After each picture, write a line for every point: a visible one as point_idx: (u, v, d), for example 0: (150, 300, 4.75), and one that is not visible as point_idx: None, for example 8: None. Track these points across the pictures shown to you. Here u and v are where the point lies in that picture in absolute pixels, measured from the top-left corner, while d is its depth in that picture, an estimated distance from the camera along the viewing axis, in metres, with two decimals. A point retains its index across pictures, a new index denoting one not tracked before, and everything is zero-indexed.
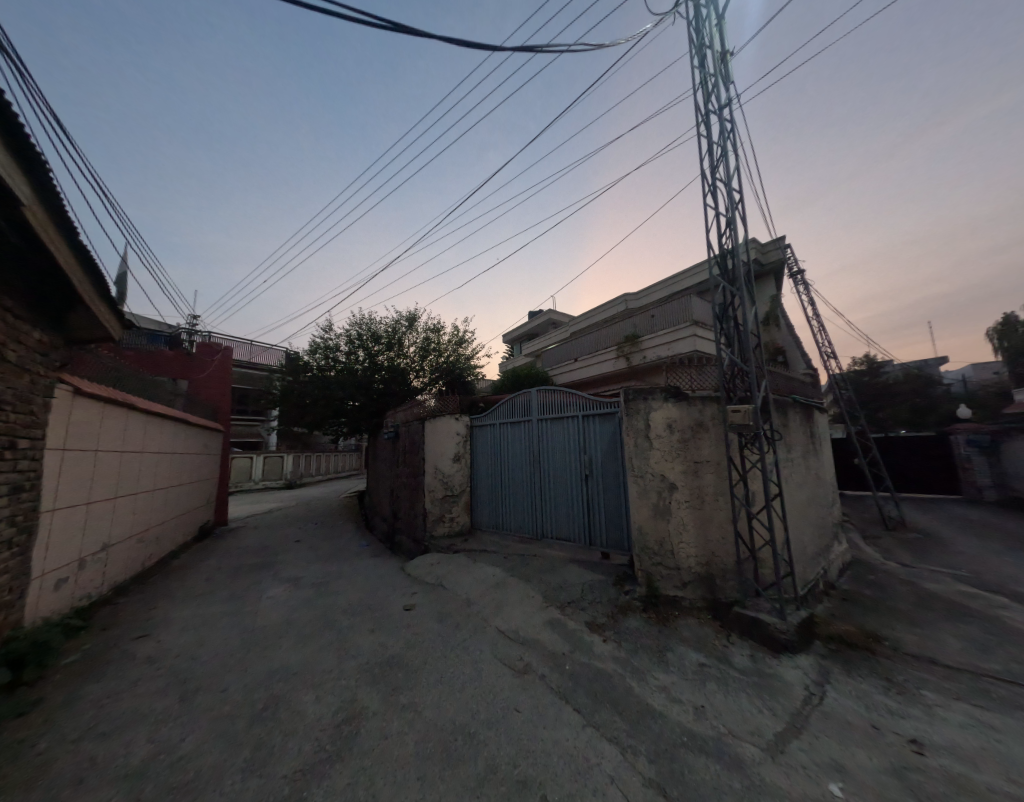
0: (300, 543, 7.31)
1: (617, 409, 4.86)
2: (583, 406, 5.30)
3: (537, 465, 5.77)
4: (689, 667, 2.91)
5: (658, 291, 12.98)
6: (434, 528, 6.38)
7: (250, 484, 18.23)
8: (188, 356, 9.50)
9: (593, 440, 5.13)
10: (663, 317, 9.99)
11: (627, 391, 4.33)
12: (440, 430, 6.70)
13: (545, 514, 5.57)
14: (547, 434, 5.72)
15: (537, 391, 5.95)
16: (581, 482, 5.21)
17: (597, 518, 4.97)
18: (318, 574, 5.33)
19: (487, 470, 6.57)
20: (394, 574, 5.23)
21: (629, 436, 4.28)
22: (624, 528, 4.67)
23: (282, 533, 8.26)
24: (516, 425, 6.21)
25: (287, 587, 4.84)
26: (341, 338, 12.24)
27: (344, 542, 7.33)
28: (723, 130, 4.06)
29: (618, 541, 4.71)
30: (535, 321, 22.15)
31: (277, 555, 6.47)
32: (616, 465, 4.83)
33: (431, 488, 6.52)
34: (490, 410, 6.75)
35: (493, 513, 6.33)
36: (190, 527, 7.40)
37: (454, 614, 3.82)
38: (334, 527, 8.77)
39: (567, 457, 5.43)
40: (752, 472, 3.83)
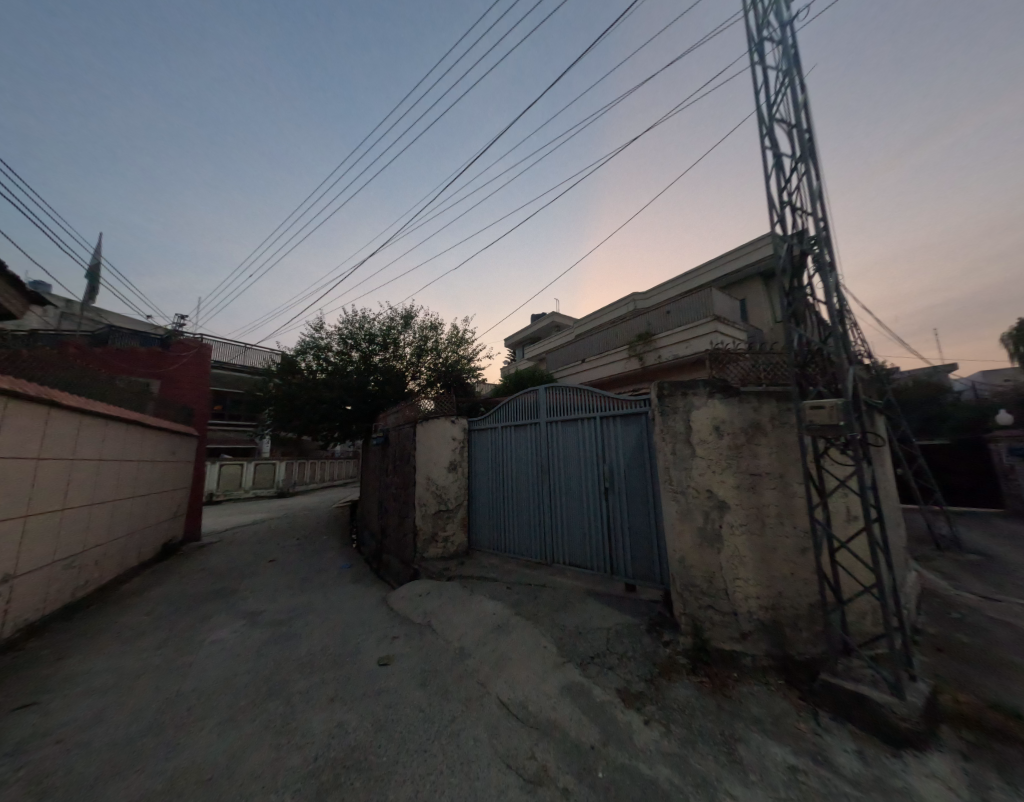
0: (275, 564, 6.43)
1: (646, 410, 4.01)
2: (600, 405, 4.46)
3: (546, 476, 4.90)
4: (779, 777, 2.00)
5: (669, 289, 12.20)
6: (426, 549, 5.48)
7: (240, 493, 17.38)
8: (159, 353, 8.75)
9: (615, 446, 4.27)
10: (680, 312, 9.18)
11: (659, 386, 3.51)
12: (433, 434, 5.84)
13: (556, 536, 4.68)
14: (557, 439, 4.87)
15: (546, 388, 5.10)
16: (599, 498, 4.34)
17: (622, 543, 4.09)
18: (284, 608, 4.44)
19: (488, 481, 5.70)
20: (375, 609, 4.33)
21: (664, 442, 3.42)
22: (657, 556, 3.79)
23: (258, 550, 7.37)
24: (521, 429, 5.36)
25: (243, 626, 3.96)
26: (332, 337, 11.45)
27: (325, 562, 6.44)
28: (786, 52, 3.15)
29: (647, 572, 3.82)
30: (538, 323, 21.43)
31: (245, 579, 5.59)
32: (645, 477, 3.96)
33: (422, 502, 5.64)
34: (490, 412, 5.90)
35: (495, 533, 5.45)
36: (151, 544, 6.53)
37: (444, 674, 2.93)
38: (318, 543, 7.89)
39: (582, 467, 4.56)
40: (835, 489, 2.93)
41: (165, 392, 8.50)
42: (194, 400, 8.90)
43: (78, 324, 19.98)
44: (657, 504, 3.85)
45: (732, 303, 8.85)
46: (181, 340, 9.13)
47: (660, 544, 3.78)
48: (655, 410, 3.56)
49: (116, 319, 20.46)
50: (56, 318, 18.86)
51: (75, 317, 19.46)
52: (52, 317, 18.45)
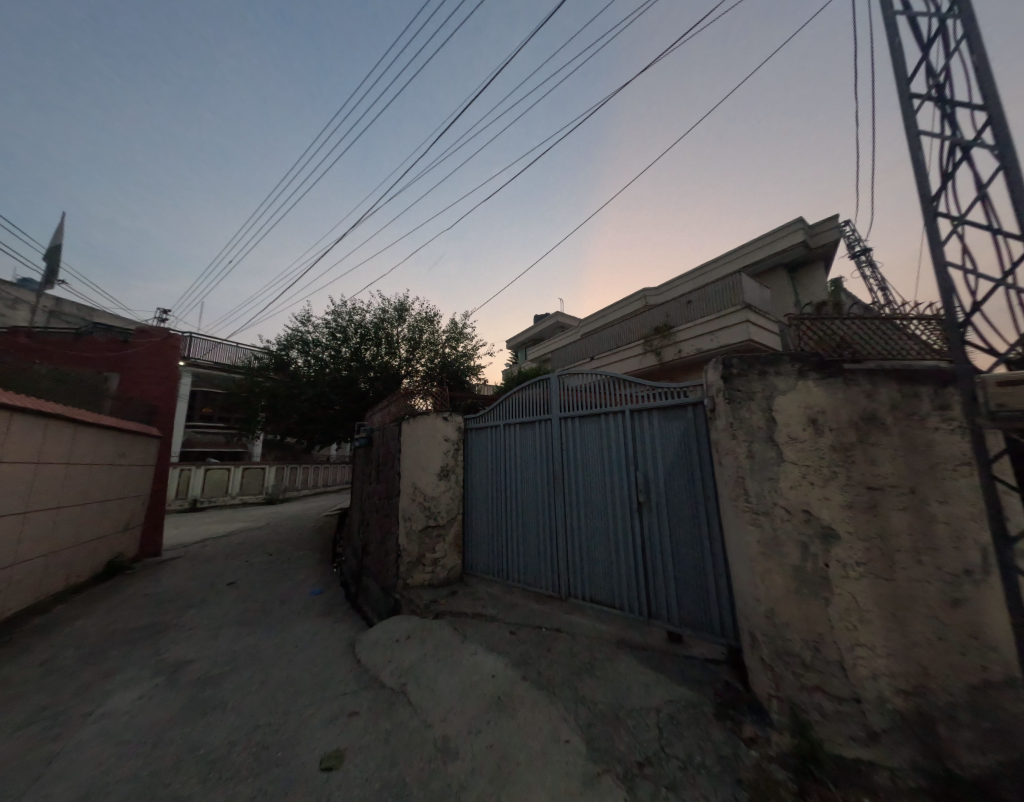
0: (234, 588, 5.42)
1: (693, 400, 3.06)
2: (628, 396, 3.52)
3: (559, 486, 3.92)
4: None
5: (686, 280, 11.21)
6: (410, 575, 4.48)
7: (227, 498, 16.43)
8: (120, 342, 7.78)
9: (650, 447, 3.31)
10: (703, 301, 8.21)
11: (723, 363, 2.54)
12: (422, 434, 4.86)
13: (573, 563, 3.69)
14: (573, 439, 3.90)
15: (559, 377, 4.14)
16: (628, 516, 3.37)
17: (661, 576, 3.12)
18: (220, 659, 3.41)
19: (486, 491, 4.71)
20: (337, 660, 3.31)
21: (732, 441, 2.44)
22: (714, 598, 2.80)
23: (221, 569, 6.37)
24: (527, 427, 4.39)
25: (155, 689, 2.95)
26: (320, 330, 10.52)
27: (294, 586, 5.42)
28: None
29: (702, 617, 2.86)
30: (541, 324, 20.58)
31: (190, 611, 4.57)
32: (694, 488, 3.00)
33: (407, 516, 4.65)
34: (490, 407, 4.93)
35: (495, 555, 4.46)
36: (88, 563, 5.53)
37: (416, 793, 1.92)
38: (292, 560, 6.88)
39: (605, 475, 3.58)
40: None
41: (124, 389, 7.52)
42: (160, 396, 7.89)
43: (65, 322, 19.11)
44: (713, 525, 2.88)
45: (763, 291, 7.87)
46: (148, 329, 8.14)
47: (718, 581, 2.81)
48: (715, 396, 2.60)
49: (105, 316, 19.66)
50: (43, 317, 18.03)
51: (62, 315, 18.64)
52: (38, 315, 17.60)
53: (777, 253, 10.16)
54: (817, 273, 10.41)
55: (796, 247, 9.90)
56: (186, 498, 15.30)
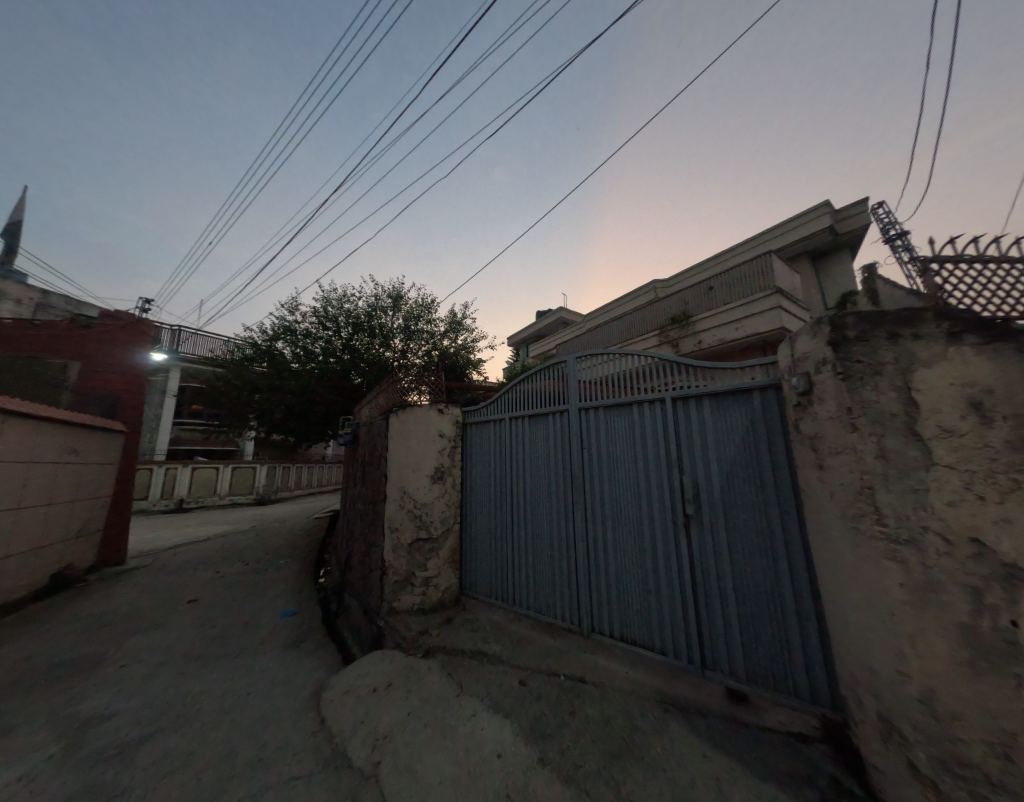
0: (195, 607, 4.68)
1: (762, 384, 2.36)
2: (668, 380, 2.81)
3: (578, 492, 3.19)
4: None
5: (701, 268, 10.48)
6: (398, 597, 3.73)
7: (215, 499, 15.65)
8: (82, 327, 6.99)
9: (697, 444, 2.60)
10: (727, 286, 7.50)
11: (830, 324, 1.79)
12: (413, 429, 4.09)
13: (597, 590, 2.96)
14: (596, 434, 3.17)
15: (578, 360, 3.42)
16: (670, 534, 2.63)
17: (716, 613, 2.39)
18: (146, 715, 2.66)
19: (488, 497, 3.98)
20: (294, 720, 2.55)
21: (849, 434, 1.70)
22: (795, 643, 2.13)
23: (187, 582, 5.63)
24: (538, 420, 3.65)
25: (42, 766, 2.19)
26: (308, 320, 9.77)
27: (264, 606, 4.68)
28: None
29: (779, 667, 2.17)
30: (544, 320, 19.85)
31: (134, 638, 3.83)
32: (764, 497, 2.31)
33: (393, 526, 3.89)
34: (492, 398, 4.19)
35: (499, 575, 3.72)
36: (26, 578, 4.78)
37: None
38: (269, 571, 6.13)
39: (638, 480, 2.85)
40: None
41: (83, 379, 6.73)
42: (123, 389, 7.08)
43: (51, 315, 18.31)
44: (791, 545, 2.19)
45: (793, 274, 7.13)
46: (116, 314, 7.36)
47: (801, 621, 2.13)
48: (817, 373, 1.85)
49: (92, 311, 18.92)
50: (30, 310, 17.33)
51: (50, 308, 17.89)
52: (25, 308, 16.93)
53: (800, 239, 9.44)
54: (842, 263, 9.70)
55: (823, 233, 9.18)
56: (172, 498, 14.57)
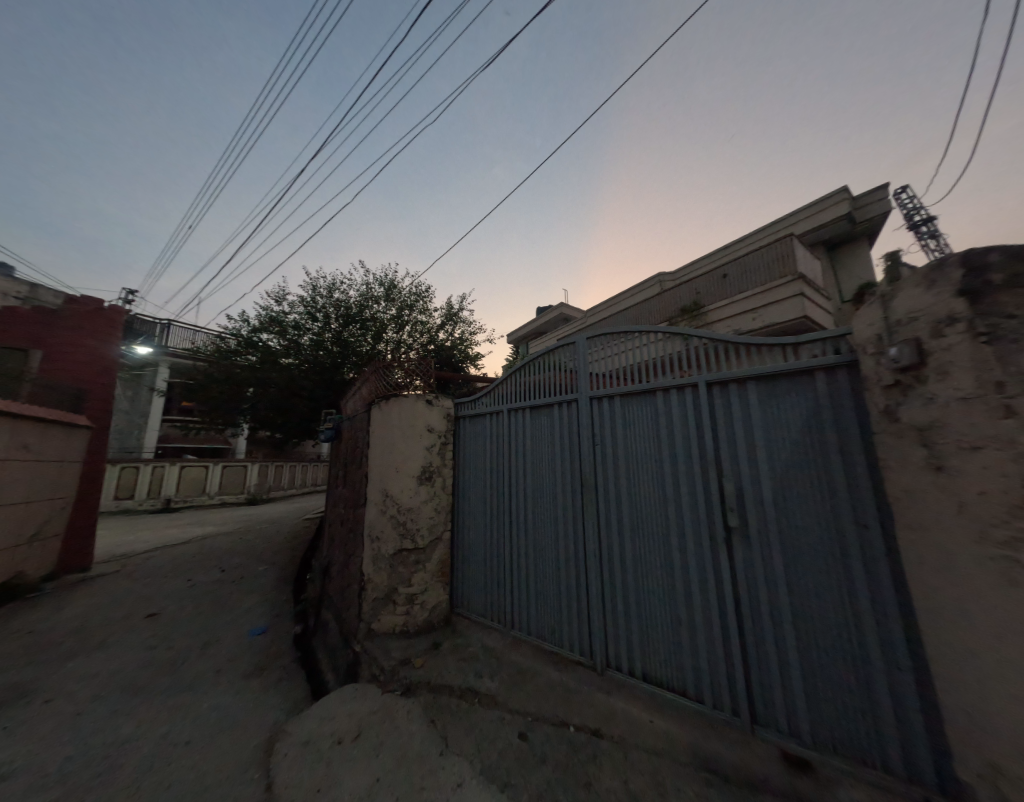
0: (154, 623, 4.16)
1: (826, 364, 1.88)
2: (703, 362, 2.31)
3: (590, 496, 2.68)
4: None
5: (709, 258, 9.96)
6: (379, 617, 3.21)
7: (204, 498, 15.11)
8: (47, 314, 6.44)
9: (741, 440, 2.09)
10: (743, 274, 6.99)
11: (961, 268, 1.27)
12: (398, 422, 3.57)
13: (613, 616, 2.46)
14: (611, 427, 2.66)
15: (589, 341, 2.92)
16: (708, 550, 2.12)
17: (769, 654, 1.89)
18: (53, 775, 2.14)
19: (483, 501, 3.48)
20: (236, 785, 2.03)
21: (996, 421, 1.18)
22: (880, 696, 1.64)
23: (154, 592, 5.11)
24: (541, 411, 3.14)
25: None
26: (297, 310, 9.21)
27: (232, 622, 4.16)
28: None
29: (858, 725, 1.67)
30: (545, 316, 19.32)
31: (71, 665, 3.30)
32: (833, 509, 1.81)
33: (374, 533, 3.37)
34: (488, 388, 3.69)
35: (496, 591, 3.21)
36: None
37: None
38: (245, 579, 5.61)
39: (663, 483, 2.35)
40: None
41: (46, 368, 6.22)
42: (90, 380, 6.53)
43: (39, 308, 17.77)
44: (871, 570, 1.70)
45: (815, 261, 6.63)
46: (86, 300, 6.81)
47: (888, 671, 1.63)
48: (935, 338, 1.34)
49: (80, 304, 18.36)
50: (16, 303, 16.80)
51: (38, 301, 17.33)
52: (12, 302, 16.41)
53: (815, 228, 8.95)
54: (858, 254, 9.23)
55: (839, 221, 8.69)
56: (159, 498, 14.04)
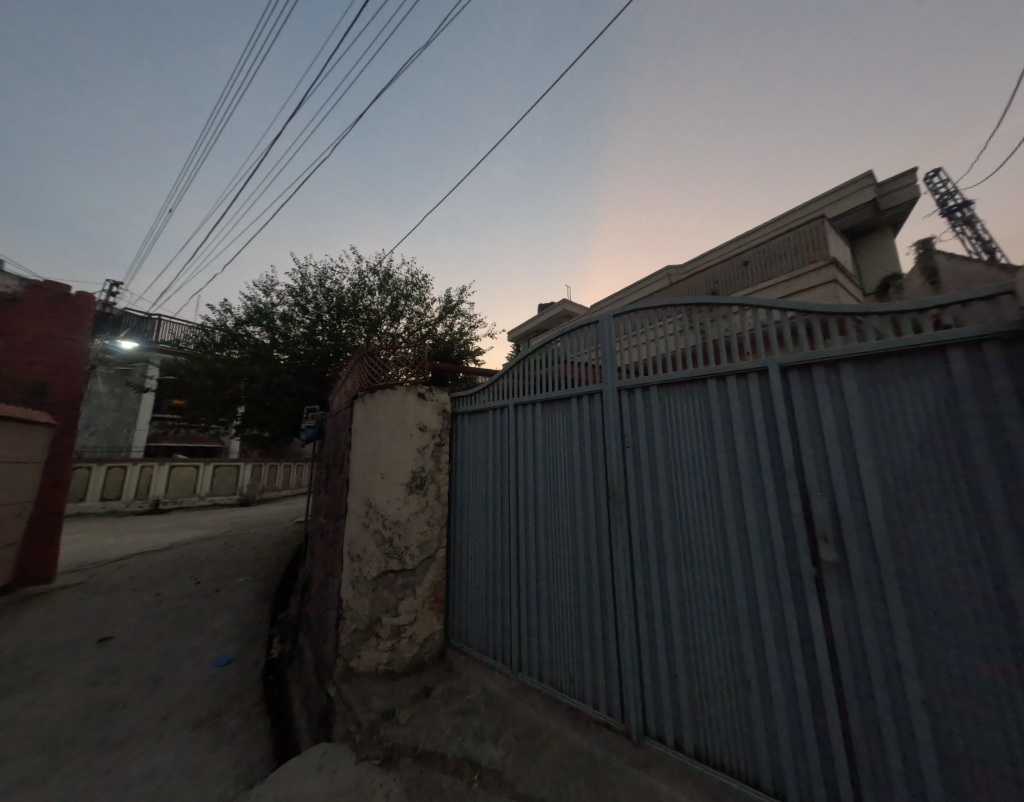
0: (106, 650, 3.62)
1: (968, 339, 1.34)
2: (771, 341, 1.78)
3: (617, 512, 2.15)
4: None
5: (724, 248, 9.38)
6: (359, 653, 2.67)
7: (194, 499, 14.59)
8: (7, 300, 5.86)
9: (832, 445, 1.56)
10: (766, 261, 6.45)
11: None
12: (384, 419, 3.03)
13: (652, 668, 1.92)
14: (646, 426, 2.12)
15: (617, 320, 2.38)
16: (787, 590, 1.59)
17: (885, 742, 1.36)
18: None
19: (484, 513, 2.94)
20: None
21: None
22: None
23: (117, 609, 4.58)
24: (555, 407, 2.60)
25: None
26: (286, 302, 8.64)
27: (195, 648, 3.63)
28: None
29: None
30: (547, 312, 18.77)
31: None
32: (983, 543, 1.27)
33: (354, 552, 2.83)
34: (490, 380, 3.15)
35: (500, 623, 2.67)
36: None
37: None
38: (220, 594, 5.07)
39: (718, 498, 1.82)
40: None
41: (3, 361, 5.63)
42: (54, 374, 5.98)
43: None
44: None
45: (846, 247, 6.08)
46: (51, 287, 6.23)
47: None
48: None
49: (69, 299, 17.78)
50: None
51: None
52: None
53: (837, 217, 8.41)
54: (882, 244, 8.69)
55: (863, 209, 8.15)
56: (147, 499, 13.51)
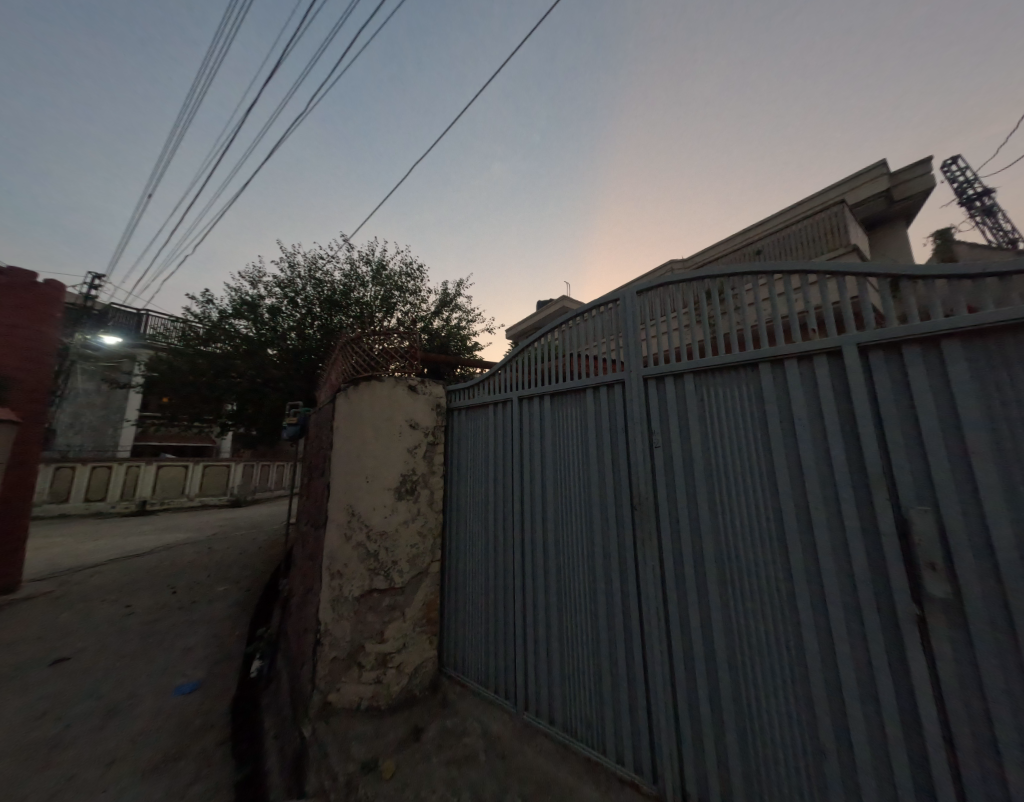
0: (60, 674, 3.23)
1: None
2: (845, 316, 1.42)
3: (644, 526, 1.79)
4: None
5: (731, 239, 9.02)
6: (338, 687, 2.30)
7: (183, 500, 14.14)
8: None
9: (935, 447, 1.20)
10: (781, 250, 6.09)
11: None
12: (370, 415, 2.65)
13: (691, 720, 1.56)
14: (680, 421, 1.76)
15: (642, 298, 2.01)
16: (875, 634, 1.23)
17: None
18: None
19: (483, 523, 2.57)
20: None
21: None
22: None
23: (82, 624, 4.20)
24: (567, 401, 2.24)
25: None
26: (274, 294, 8.21)
27: (161, 672, 3.25)
28: None
29: None
30: (546, 309, 18.42)
31: None
32: None
33: (334, 568, 2.45)
34: (491, 371, 2.78)
35: (501, 652, 2.30)
36: None
37: None
38: (198, 606, 4.67)
39: (778, 513, 1.46)
40: None
41: None
42: (21, 367, 5.56)
43: None
44: None
45: (865, 234, 5.73)
46: (18, 275, 5.81)
47: None
48: None
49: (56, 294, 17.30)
50: None
51: None
52: None
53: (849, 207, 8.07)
54: (894, 236, 8.38)
55: (876, 199, 7.81)
56: (133, 500, 13.05)
